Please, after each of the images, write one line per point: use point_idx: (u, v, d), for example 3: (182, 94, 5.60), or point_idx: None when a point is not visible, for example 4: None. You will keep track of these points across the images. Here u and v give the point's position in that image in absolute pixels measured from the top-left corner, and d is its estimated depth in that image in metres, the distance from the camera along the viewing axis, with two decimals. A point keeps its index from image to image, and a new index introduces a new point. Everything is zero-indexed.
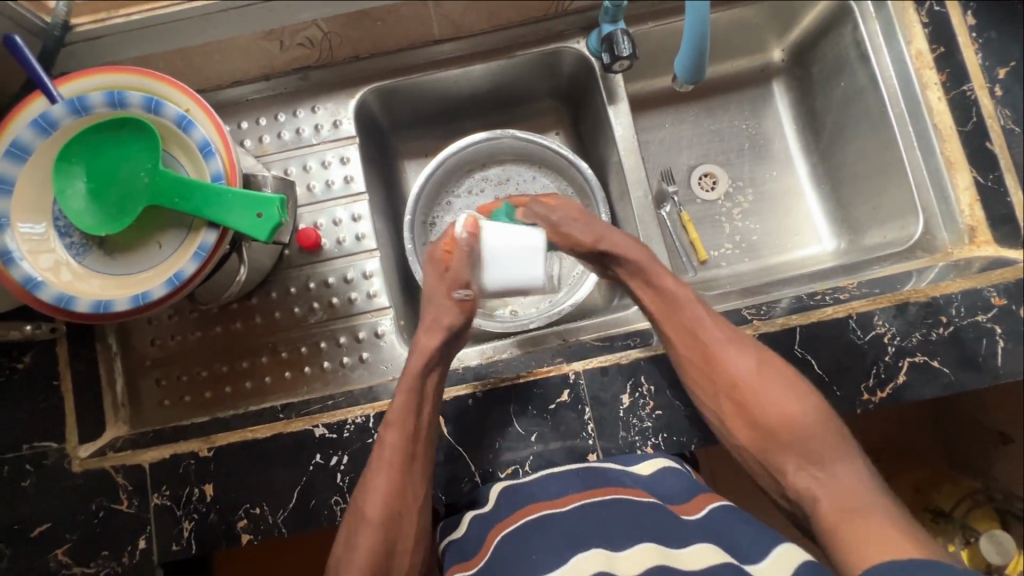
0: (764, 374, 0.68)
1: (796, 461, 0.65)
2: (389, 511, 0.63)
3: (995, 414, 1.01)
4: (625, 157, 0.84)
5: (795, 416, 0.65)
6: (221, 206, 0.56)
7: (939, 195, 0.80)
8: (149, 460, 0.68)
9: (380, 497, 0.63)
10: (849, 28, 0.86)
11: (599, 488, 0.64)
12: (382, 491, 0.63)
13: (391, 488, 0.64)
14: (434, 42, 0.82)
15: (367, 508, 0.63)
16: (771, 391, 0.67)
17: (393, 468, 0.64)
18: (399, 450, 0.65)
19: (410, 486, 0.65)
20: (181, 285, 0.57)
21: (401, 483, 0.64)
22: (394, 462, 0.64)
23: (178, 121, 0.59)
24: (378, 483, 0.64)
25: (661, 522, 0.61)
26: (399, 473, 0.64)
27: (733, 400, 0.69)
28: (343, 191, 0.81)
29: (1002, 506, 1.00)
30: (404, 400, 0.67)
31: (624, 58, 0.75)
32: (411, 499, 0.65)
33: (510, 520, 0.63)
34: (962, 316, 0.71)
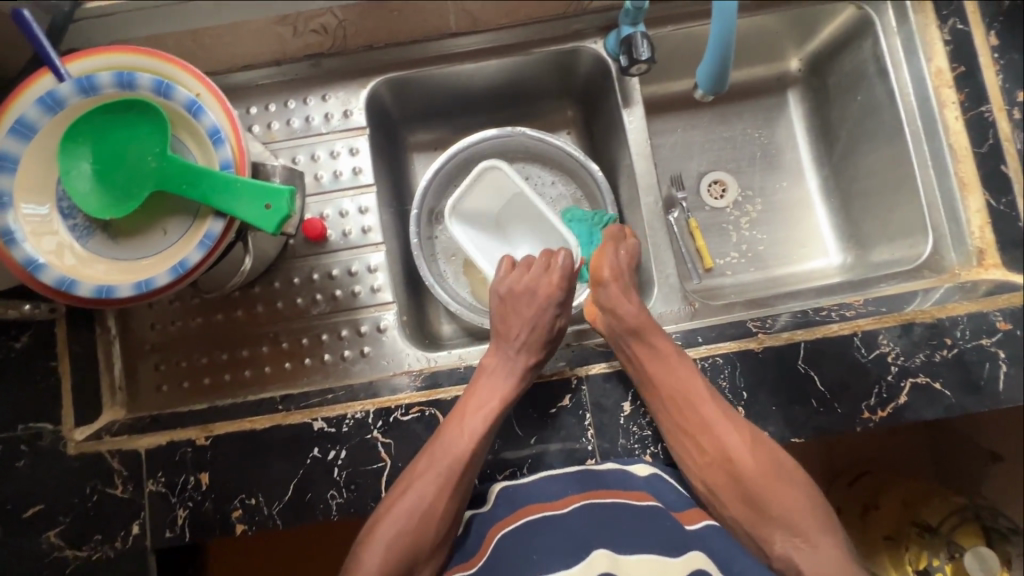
0: (756, 450, 0.66)
1: (778, 533, 0.64)
2: (434, 505, 0.63)
3: None
4: (637, 162, 0.83)
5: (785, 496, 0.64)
6: (229, 194, 0.55)
7: (950, 216, 0.80)
8: (147, 446, 0.68)
9: (424, 496, 0.63)
10: (869, 41, 0.85)
11: (596, 490, 0.64)
12: (431, 485, 0.64)
13: (439, 484, 0.64)
14: (450, 35, 0.81)
15: (411, 503, 0.63)
16: (765, 469, 0.65)
17: (450, 463, 0.65)
18: (458, 451, 0.65)
19: (460, 486, 0.65)
20: (186, 273, 0.56)
21: (451, 481, 0.64)
22: (453, 457, 0.65)
23: (189, 105, 0.57)
24: (428, 477, 0.64)
25: (661, 528, 0.62)
26: (454, 469, 0.65)
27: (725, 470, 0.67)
28: (351, 182, 0.80)
29: (988, 522, 0.95)
30: (476, 401, 0.68)
31: (642, 62, 0.75)
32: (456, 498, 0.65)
33: (509, 520, 0.64)
34: (966, 339, 0.71)
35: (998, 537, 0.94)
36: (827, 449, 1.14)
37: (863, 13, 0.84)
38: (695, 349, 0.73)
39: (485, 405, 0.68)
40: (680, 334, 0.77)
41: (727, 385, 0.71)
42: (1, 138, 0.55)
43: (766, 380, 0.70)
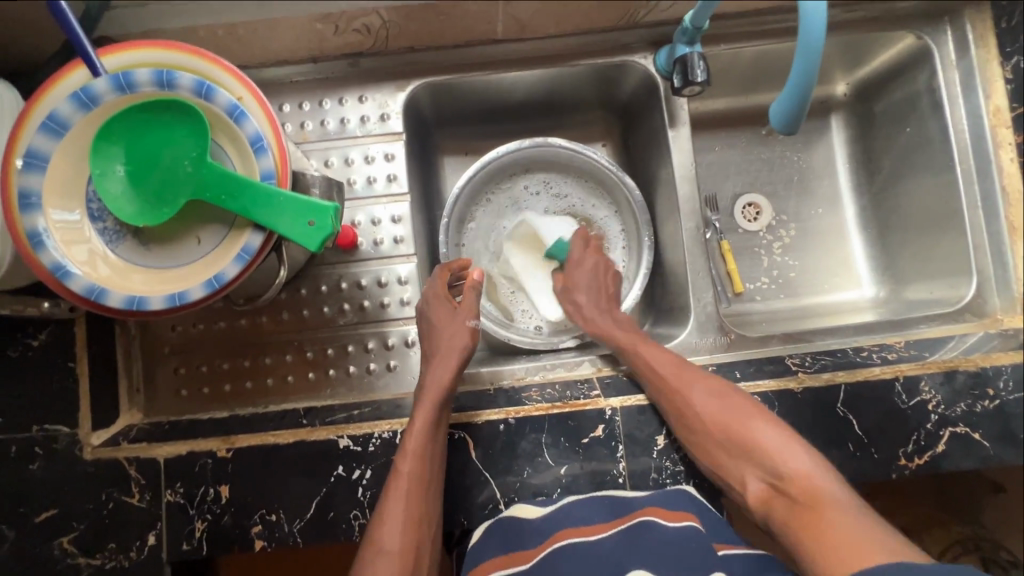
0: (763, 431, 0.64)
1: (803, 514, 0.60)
2: (407, 542, 0.61)
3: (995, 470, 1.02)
4: (680, 185, 0.80)
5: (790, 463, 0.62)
6: (271, 208, 0.53)
7: (996, 259, 0.78)
8: (165, 455, 0.66)
9: (398, 525, 0.61)
10: (925, 73, 0.83)
11: (626, 517, 0.63)
12: (400, 521, 0.61)
13: (409, 518, 0.61)
14: (495, 42, 0.77)
15: (386, 540, 0.60)
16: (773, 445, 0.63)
17: (410, 499, 0.62)
18: (414, 471, 0.63)
19: (428, 519, 0.63)
20: (221, 288, 0.54)
21: (418, 517, 0.62)
22: (411, 493, 0.62)
23: (230, 109, 0.54)
24: (393, 510, 0.61)
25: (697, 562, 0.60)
26: (415, 505, 0.62)
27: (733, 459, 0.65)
28: (384, 189, 0.77)
29: (988, 555, 0.98)
30: (418, 433, 0.64)
31: (697, 84, 0.72)
32: (427, 534, 0.62)
33: (538, 540, 0.62)
34: (1008, 391, 0.69)
35: (997, 570, 0.96)
36: None
37: (922, 43, 0.82)
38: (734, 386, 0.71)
39: (415, 437, 0.64)
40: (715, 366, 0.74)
41: None
42: (31, 134, 0.52)
43: (804, 421, 0.69)
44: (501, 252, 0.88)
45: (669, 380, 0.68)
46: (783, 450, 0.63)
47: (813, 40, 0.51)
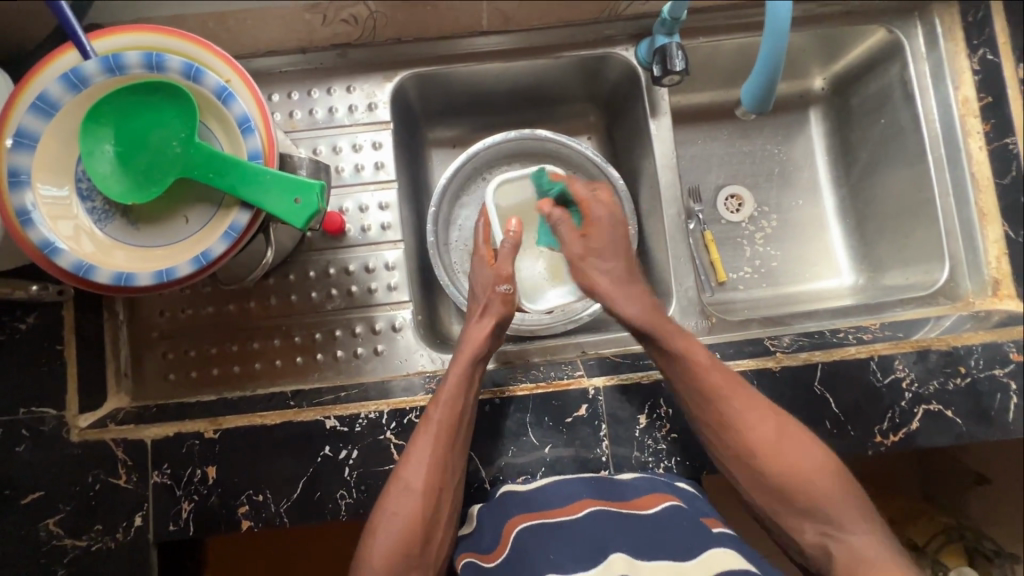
0: (770, 422, 0.64)
1: (805, 518, 0.61)
2: (433, 482, 0.62)
3: (975, 457, 1.04)
4: (662, 173, 0.83)
5: (802, 471, 0.61)
6: (258, 185, 0.54)
7: (967, 244, 0.80)
8: (152, 436, 0.66)
9: (424, 464, 0.62)
10: (897, 65, 0.86)
11: (610, 495, 0.64)
12: (425, 461, 0.62)
13: (436, 460, 0.63)
14: (480, 34, 0.79)
15: (412, 477, 0.62)
16: (784, 445, 0.63)
17: (437, 444, 0.63)
18: (447, 420, 0.64)
19: (453, 464, 0.64)
20: (208, 265, 0.55)
21: (444, 458, 0.63)
22: (440, 437, 0.63)
23: (218, 91, 0.56)
24: (422, 451, 0.63)
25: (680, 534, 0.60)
26: (441, 451, 0.63)
27: (738, 452, 0.64)
28: (372, 177, 0.79)
29: (971, 544, 1.00)
30: (453, 382, 0.66)
31: (675, 74, 0.74)
32: (451, 476, 0.64)
33: (523, 518, 0.63)
34: (979, 369, 0.71)
35: (982, 560, 0.98)
36: None
37: (893, 37, 0.85)
38: None
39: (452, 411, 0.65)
40: None
41: None
42: (21, 114, 0.53)
43: (782, 399, 0.70)
44: None
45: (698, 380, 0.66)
46: (794, 454, 0.62)
47: (779, 15, 0.54)
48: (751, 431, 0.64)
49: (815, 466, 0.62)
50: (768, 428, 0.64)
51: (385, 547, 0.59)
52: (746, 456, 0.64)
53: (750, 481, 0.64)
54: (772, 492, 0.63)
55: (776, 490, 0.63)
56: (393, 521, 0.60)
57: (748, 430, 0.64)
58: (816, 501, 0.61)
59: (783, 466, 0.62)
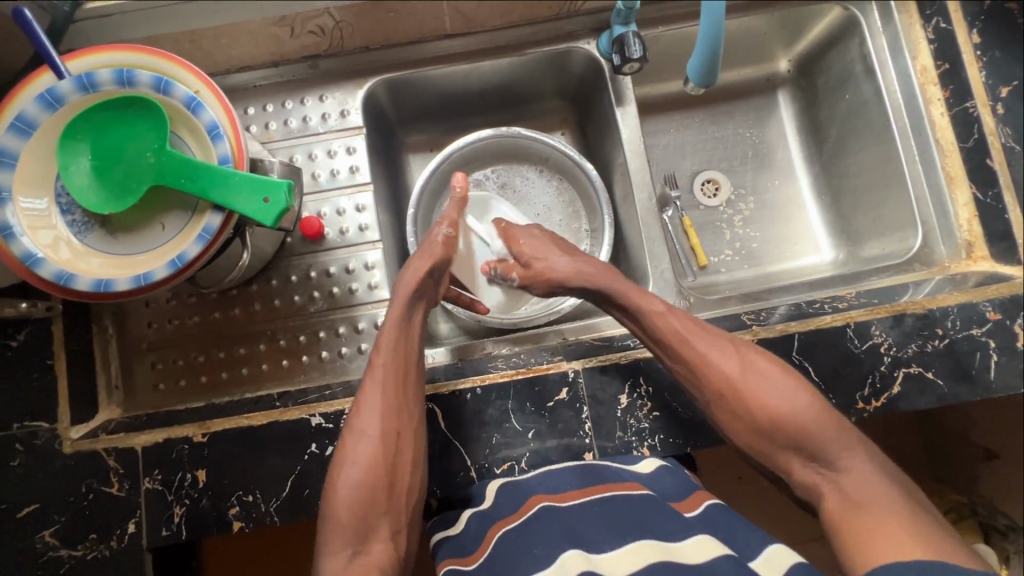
0: (753, 374, 0.65)
1: (797, 459, 0.62)
2: (387, 426, 0.64)
3: (977, 429, 1.02)
4: (631, 159, 0.84)
5: (776, 403, 0.63)
6: (227, 188, 0.56)
7: (938, 209, 0.81)
8: (142, 443, 0.68)
9: (375, 411, 0.64)
10: (856, 41, 0.87)
11: (597, 485, 0.64)
12: (377, 407, 0.65)
13: (387, 404, 0.65)
14: (445, 37, 0.82)
15: (366, 424, 0.64)
16: (769, 392, 0.63)
17: (387, 387, 0.66)
18: (393, 369, 0.67)
19: (408, 409, 0.66)
20: (184, 267, 0.56)
21: (397, 390, 0.66)
22: (389, 380, 0.66)
23: (187, 102, 0.58)
24: (372, 397, 0.65)
25: (660, 518, 0.60)
26: (397, 378, 0.67)
27: (714, 394, 0.66)
28: (348, 181, 0.81)
29: (984, 520, 0.99)
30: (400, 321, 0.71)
31: (634, 61, 0.76)
32: (407, 420, 0.65)
33: (512, 516, 0.63)
34: (957, 330, 0.71)
35: (996, 535, 0.97)
36: None
37: (849, 13, 0.87)
38: None
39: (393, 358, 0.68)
40: None
41: None
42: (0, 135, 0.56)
43: None
44: None
45: (683, 344, 0.67)
46: (782, 399, 0.63)
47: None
48: (729, 374, 0.65)
49: (793, 404, 0.62)
50: (748, 373, 0.65)
51: (347, 496, 0.61)
52: (736, 414, 0.65)
53: (757, 442, 0.64)
54: (754, 430, 0.64)
55: (748, 421, 0.64)
56: (359, 467, 0.62)
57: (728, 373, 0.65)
58: (792, 431, 0.62)
59: (763, 404, 0.63)
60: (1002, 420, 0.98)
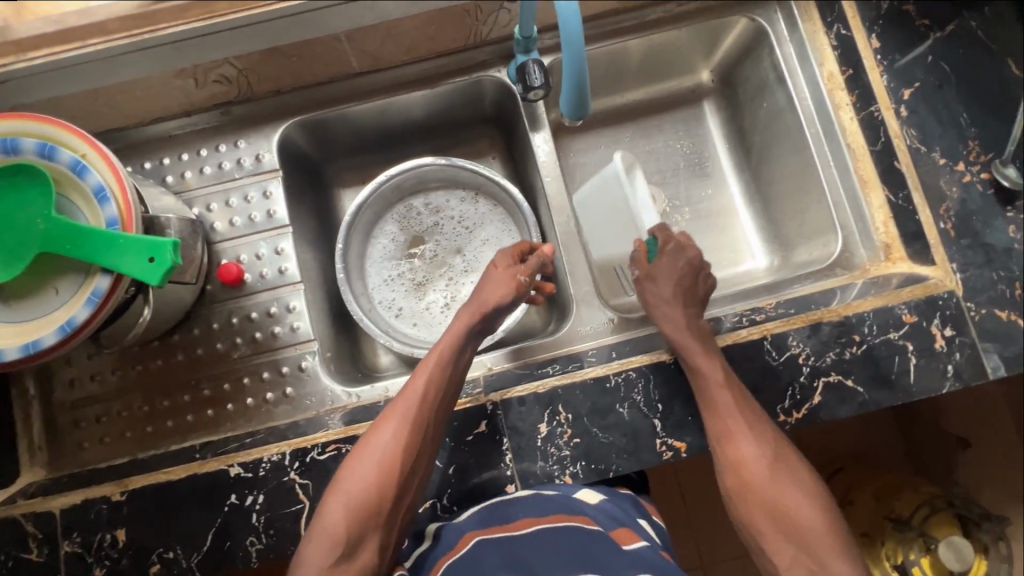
0: (781, 461, 0.65)
1: (790, 547, 0.61)
2: (409, 447, 0.64)
3: (953, 419, 1.04)
4: (548, 184, 0.84)
5: (794, 497, 0.63)
6: (114, 251, 0.56)
7: (855, 213, 0.81)
8: (60, 507, 0.67)
9: (401, 428, 0.64)
10: (766, 51, 0.88)
11: (536, 518, 0.63)
12: (405, 424, 0.64)
13: (414, 422, 0.65)
14: (355, 75, 0.83)
15: (387, 439, 0.64)
16: (787, 482, 0.64)
17: (421, 404, 0.65)
18: (428, 389, 0.67)
19: (431, 428, 0.66)
20: (74, 332, 0.56)
21: (426, 412, 0.66)
22: (424, 398, 0.66)
23: (73, 166, 0.59)
24: (402, 412, 0.65)
25: (602, 552, 0.61)
26: (429, 399, 0.66)
27: (738, 469, 0.65)
28: (266, 224, 0.81)
29: (961, 511, 0.93)
30: (447, 343, 0.70)
31: (537, 88, 0.77)
32: (430, 443, 0.66)
33: (452, 554, 0.62)
34: (874, 335, 0.71)
35: (973, 526, 0.93)
36: (799, 450, 1.14)
37: (756, 24, 0.87)
38: (609, 365, 0.72)
39: (432, 376, 0.67)
40: (596, 349, 0.76)
41: (642, 399, 0.71)
42: None
43: (679, 390, 0.71)
44: (387, 256, 0.95)
45: (730, 414, 0.66)
46: (798, 491, 0.63)
47: (571, 33, 0.52)
48: (765, 470, 0.65)
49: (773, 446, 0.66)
50: (776, 463, 0.65)
51: (349, 504, 0.61)
52: (755, 488, 0.64)
53: (760, 517, 0.63)
54: (759, 506, 0.64)
55: (767, 512, 0.63)
56: (367, 476, 0.63)
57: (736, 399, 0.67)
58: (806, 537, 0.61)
59: (790, 500, 0.63)
60: (987, 410, 1.01)
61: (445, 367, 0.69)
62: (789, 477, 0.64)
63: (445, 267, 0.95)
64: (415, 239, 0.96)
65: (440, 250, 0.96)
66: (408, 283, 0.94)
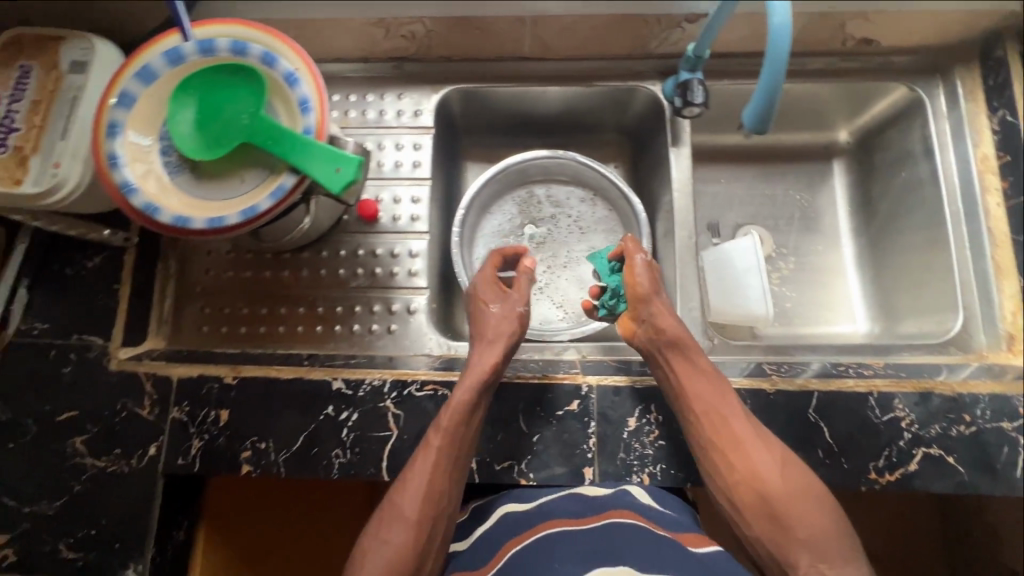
0: (784, 463, 0.65)
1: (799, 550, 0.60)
2: (426, 511, 0.62)
3: None
4: (677, 198, 0.87)
5: (792, 493, 0.62)
6: (305, 155, 0.62)
7: (983, 297, 0.81)
8: (178, 374, 0.73)
9: (418, 494, 0.63)
10: (919, 122, 0.89)
11: (599, 513, 0.63)
12: (420, 493, 0.63)
13: (429, 489, 0.63)
14: (522, 59, 0.89)
15: (406, 507, 0.62)
16: (787, 481, 0.63)
17: (434, 471, 0.64)
18: (440, 459, 0.64)
19: (448, 494, 0.64)
20: (254, 218, 0.62)
21: (442, 481, 0.64)
22: (438, 468, 0.64)
23: (286, 76, 0.65)
24: (416, 480, 0.63)
25: (669, 551, 0.60)
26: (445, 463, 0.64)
27: (735, 469, 0.65)
28: (410, 173, 0.87)
29: None
30: (455, 408, 0.67)
31: (695, 105, 0.81)
32: (450, 504, 0.64)
33: (515, 540, 0.63)
34: (986, 419, 0.70)
35: None
36: None
37: (915, 94, 0.88)
38: None
39: (445, 437, 0.66)
40: None
41: None
42: (127, 80, 0.64)
43: (774, 422, 0.70)
44: (498, 232, 0.98)
45: (718, 414, 0.67)
46: (800, 492, 0.63)
47: (779, 47, 0.57)
48: (764, 471, 0.64)
49: (771, 455, 0.65)
50: (771, 460, 0.65)
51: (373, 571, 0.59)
52: (754, 488, 0.64)
53: (762, 519, 0.63)
54: (759, 505, 0.63)
55: (769, 512, 0.62)
56: (387, 548, 0.60)
57: (721, 412, 0.67)
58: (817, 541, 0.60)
59: (793, 502, 0.62)
60: None
61: (461, 429, 0.66)
62: (785, 469, 0.64)
63: (549, 256, 0.97)
64: (528, 222, 0.99)
65: (548, 239, 0.98)
66: None
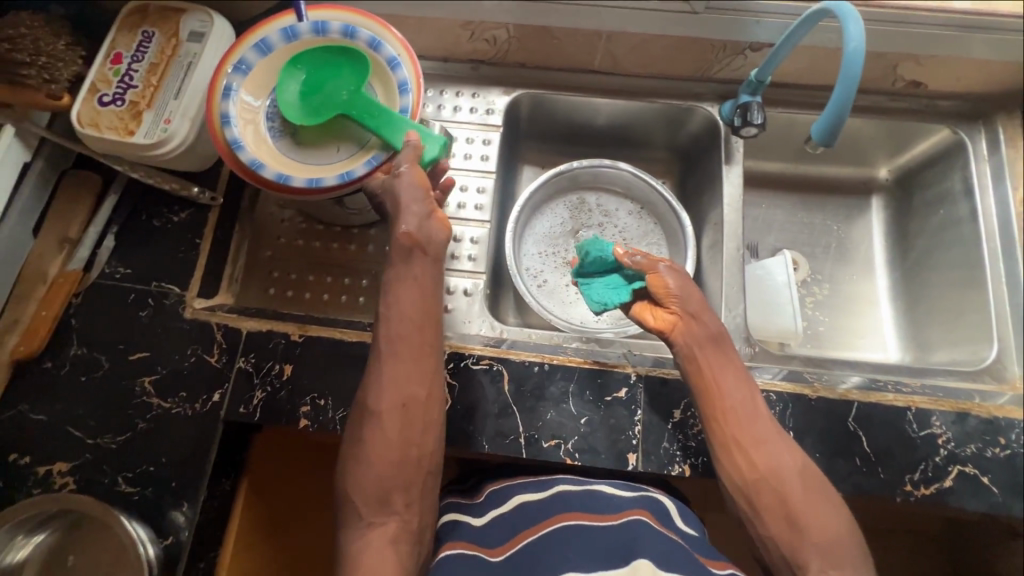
0: (798, 463, 0.64)
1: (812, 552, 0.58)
2: (400, 399, 0.61)
3: None
4: (727, 212, 0.91)
5: (807, 495, 0.61)
6: (400, 130, 0.68)
7: (1017, 333, 0.85)
8: (248, 328, 0.77)
9: (387, 385, 0.61)
10: (959, 164, 0.94)
11: (623, 513, 0.62)
12: (390, 383, 0.61)
13: (397, 375, 0.61)
14: (591, 72, 0.95)
15: (378, 399, 0.61)
16: (802, 482, 0.62)
17: (402, 358, 0.62)
18: (406, 346, 0.62)
19: (423, 380, 0.62)
20: (348, 181, 0.68)
21: (413, 370, 0.62)
22: (404, 355, 0.62)
23: (389, 60, 0.71)
24: (386, 371, 0.62)
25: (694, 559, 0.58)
26: (413, 351, 0.63)
27: (748, 464, 0.64)
28: (477, 165, 0.93)
29: None
30: (411, 283, 0.64)
31: (753, 126, 0.86)
32: (430, 391, 0.63)
33: (534, 529, 0.62)
34: (1020, 443, 0.72)
35: None
36: None
37: (957, 137, 0.94)
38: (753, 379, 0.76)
39: (407, 321, 0.63)
40: None
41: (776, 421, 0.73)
42: (246, 50, 0.71)
43: (815, 427, 0.73)
44: (548, 232, 1.01)
45: (734, 407, 0.67)
46: (814, 492, 0.61)
47: (852, 68, 0.70)
48: (780, 469, 0.63)
49: (791, 456, 0.64)
50: (787, 458, 0.64)
51: (363, 471, 0.59)
52: (770, 484, 0.62)
53: (775, 519, 0.61)
54: (772, 503, 0.62)
55: (783, 512, 0.61)
56: (373, 446, 0.60)
57: (747, 411, 0.67)
58: (830, 546, 0.58)
59: (808, 504, 0.61)
60: None
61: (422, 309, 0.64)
62: (801, 473, 0.63)
63: None
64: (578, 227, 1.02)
65: None
66: (560, 262, 1.00)
